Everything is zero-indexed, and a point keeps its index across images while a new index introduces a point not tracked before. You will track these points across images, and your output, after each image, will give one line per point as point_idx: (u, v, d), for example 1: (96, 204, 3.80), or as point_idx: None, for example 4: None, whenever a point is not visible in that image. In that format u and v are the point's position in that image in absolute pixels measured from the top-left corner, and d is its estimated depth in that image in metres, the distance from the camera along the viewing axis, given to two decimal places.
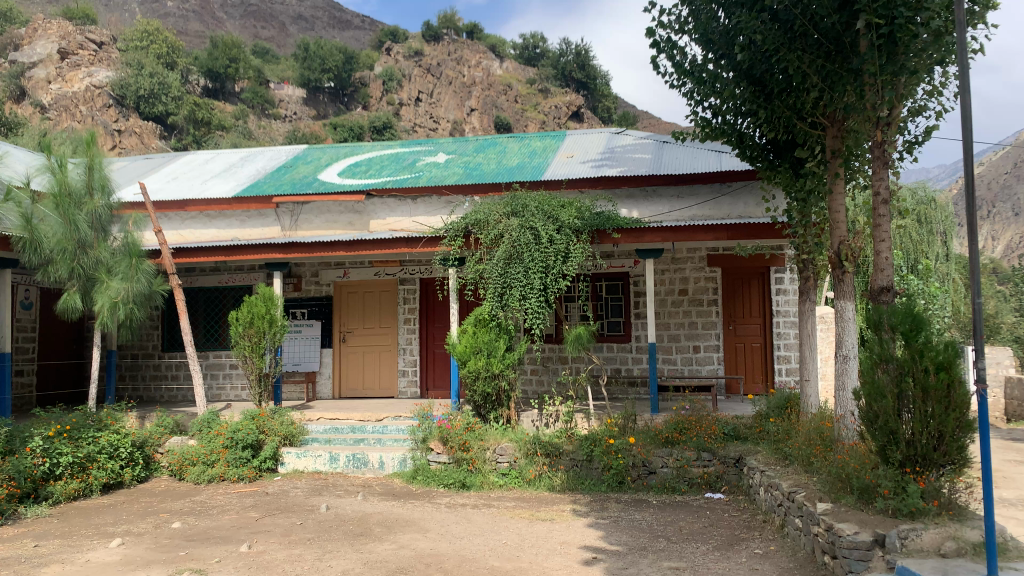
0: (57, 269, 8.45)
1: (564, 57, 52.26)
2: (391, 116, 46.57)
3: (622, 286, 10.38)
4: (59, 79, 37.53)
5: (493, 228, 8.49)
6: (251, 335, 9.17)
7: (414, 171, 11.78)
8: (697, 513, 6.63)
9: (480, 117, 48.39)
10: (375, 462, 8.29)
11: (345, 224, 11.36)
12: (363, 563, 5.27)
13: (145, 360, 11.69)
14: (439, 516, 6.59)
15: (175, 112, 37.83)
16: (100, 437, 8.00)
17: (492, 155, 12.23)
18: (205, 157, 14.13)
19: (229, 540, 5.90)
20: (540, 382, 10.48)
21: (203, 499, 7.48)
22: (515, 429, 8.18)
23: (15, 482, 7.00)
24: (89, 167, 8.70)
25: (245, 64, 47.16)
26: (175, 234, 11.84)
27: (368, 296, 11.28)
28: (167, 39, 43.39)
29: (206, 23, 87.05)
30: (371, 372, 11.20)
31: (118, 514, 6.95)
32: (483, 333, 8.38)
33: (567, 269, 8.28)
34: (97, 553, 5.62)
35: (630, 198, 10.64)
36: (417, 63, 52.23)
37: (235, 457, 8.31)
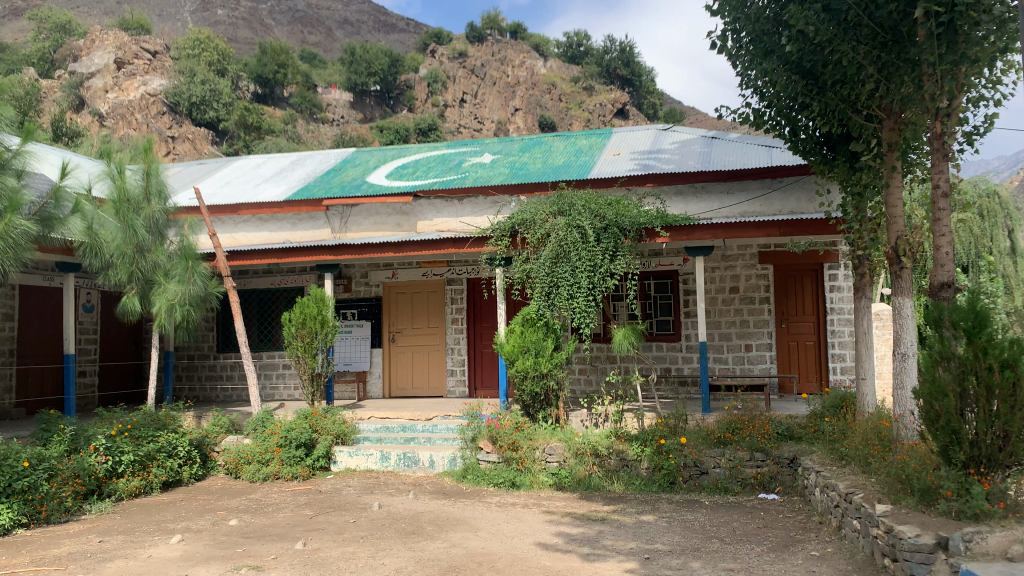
0: (118, 272, 8.74)
1: (609, 55, 52.01)
2: (436, 118, 46.88)
3: (671, 285, 10.27)
4: (116, 88, 38.64)
5: (540, 228, 8.47)
6: (303, 335, 9.31)
7: (461, 172, 11.85)
8: (751, 514, 6.53)
9: (524, 117, 48.43)
10: (425, 462, 8.36)
11: (393, 225, 11.47)
12: (416, 561, 5.31)
13: (201, 360, 11.97)
14: (490, 515, 6.60)
15: (226, 119, 38.68)
16: (160, 436, 8.20)
17: (538, 154, 12.22)
18: (256, 161, 14.39)
19: (284, 537, 6.00)
20: (588, 381, 10.45)
21: (259, 497, 7.63)
22: (564, 429, 8.14)
23: (80, 479, 7.23)
24: (146, 173, 8.90)
25: (293, 70, 47.96)
26: (229, 238, 12.09)
27: (416, 297, 11.37)
28: (218, 46, 44.38)
29: (256, 29, 88.95)
30: (420, 372, 11.30)
31: (178, 511, 7.13)
32: (531, 333, 8.30)
33: (614, 267, 8.25)
34: (159, 549, 5.77)
35: (678, 195, 10.53)
36: (461, 64, 52.53)
37: (289, 456, 8.44)
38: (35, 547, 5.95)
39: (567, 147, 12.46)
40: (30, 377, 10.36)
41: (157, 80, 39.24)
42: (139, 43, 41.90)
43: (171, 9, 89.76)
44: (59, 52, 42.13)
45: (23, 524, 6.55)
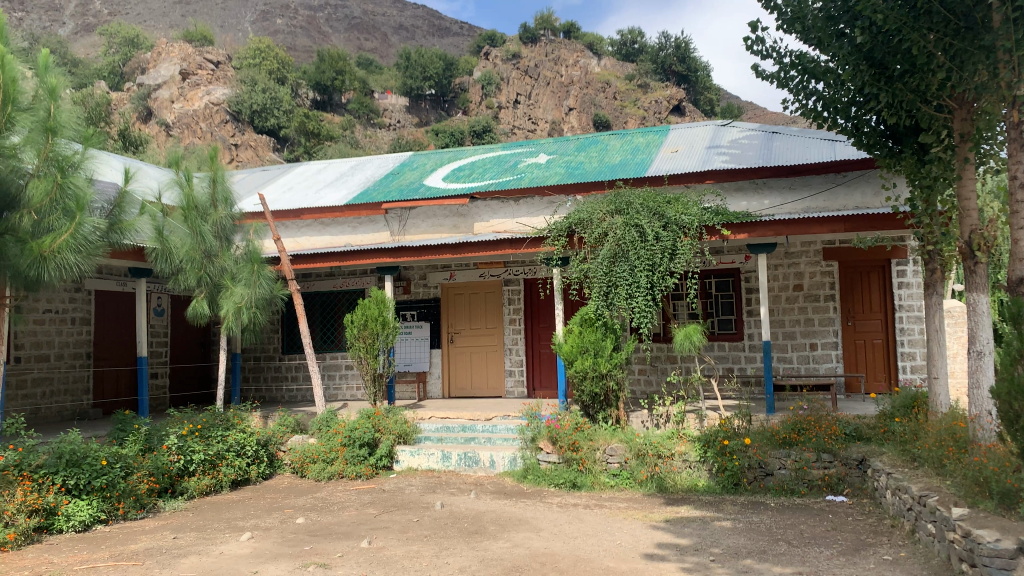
0: (187, 277, 8.99)
1: (664, 51, 51.43)
2: (490, 119, 47.07)
3: (732, 283, 10.12)
4: (181, 98, 39.84)
5: (597, 227, 8.39)
6: (366, 336, 9.45)
7: (517, 172, 11.88)
8: (819, 517, 6.38)
9: (578, 117, 48.27)
10: (486, 462, 8.41)
11: (450, 227, 11.59)
12: (480, 560, 5.34)
13: (267, 361, 12.26)
14: (552, 516, 6.61)
15: (287, 126, 39.48)
16: (228, 436, 8.45)
17: (594, 153, 12.16)
18: (317, 166, 14.70)
19: (350, 535, 6.10)
20: (648, 382, 10.36)
21: (325, 495, 7.78)
22: (625, 429, 8.07)
23: (155, 477, 7.48)
24: (213, 180, 9.21)
25: (350, 75, 48.65)
26: (292, 242, 12.35)
27: (474, 297, 11.44)
28: (277, 55, 45.38)
29: (314, 37, 90.74)
30: (479, 372, 11.37)
31: (247, 509, 7.31)
32: (590, 333, 8.24)
33: (674, 266, 8.11)
34: (230, 546, 5.93)
35: (739, 192, 10.38)
36: (515, 65, 52.66)
37: (353, 455, 8.58)
38: (114, 542, 6.17)
39: (623, 145, 12.38)
40: (106, 378, 10.76)
41: (220, 89, 40.29)
42: (203, 54, 43.08)
43: (232, 20, 91.96)
44: (128, 65, 43.65)
45: (103, 520, 6.81)
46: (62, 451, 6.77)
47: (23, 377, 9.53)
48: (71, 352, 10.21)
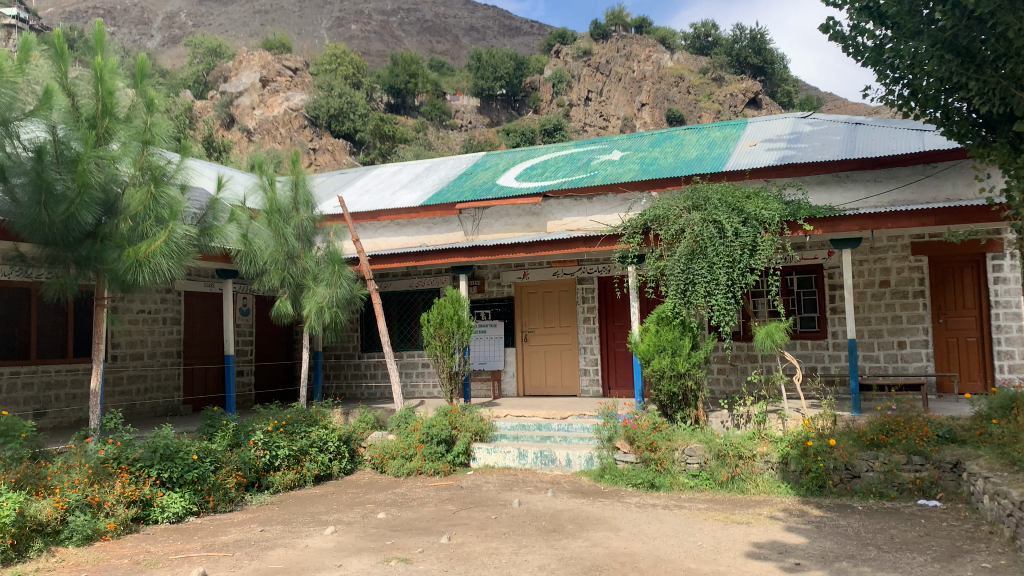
0: (271, 278, 9.28)
1: (739, 44, 50.35)
2: (562, 117, 47.02)
3: (815, 279, 9.84)
4: (262, 104, 41.22)
5: (674, 224, 8.24)
6: (441, 335, 9.57)
7: (591, 170, 11.83)
8: (910, 521, 6.13)
9: (651, 112, 47.71)
10: (562, 460, 8.41)
11: (523, 226, 11.60)
12: (559, 559, 5.34)
13: (347, 359, 12.54)
14: (631, 516, 6.55)
15: (363, 129, 40.21)
16: (312, 432, 8.72)
17: (670, 149, 11.96)
18: (393, 168, 14.96)
19: (430, 531, 6.18)
20: (728, 381, 10.17)
21: (404, 491, 7.91)
22: (704, 430, 7.92)
23: (242, 472, 7.74)
24: (295, 183, 9.50)
25: (423, 78, 49.31)
26: (370, 243, 12.62)
27: (548, 296, 11.42)
28: (352, 60, 46.43)
29: (386, 41, 92.41)
30: (554, 371, 11.35)
31: (330, 504, 7.48)
32: (666, 331, 8.11)
33: (755, 263, 7.88)
34: (315, 539, 6.08)
35: (821, 185, 10.10)
36: (586, 63, 52.41)
37: (431, 452, 8.67)
38: (206, 534, 6.41)
39: (699, 140, 12.13)
40: (195, 375, 11.21)
41: (298, 95, 41.46)
42: (281, 61, 44.39)
43: (308, 27, 94.16)
44: (212, 74, 45.50)
45: (194, 512, 7.09)
46: (157, 445, 7.10)
47: (120, 374, 9.99)
48: (163, 351, 10.65)
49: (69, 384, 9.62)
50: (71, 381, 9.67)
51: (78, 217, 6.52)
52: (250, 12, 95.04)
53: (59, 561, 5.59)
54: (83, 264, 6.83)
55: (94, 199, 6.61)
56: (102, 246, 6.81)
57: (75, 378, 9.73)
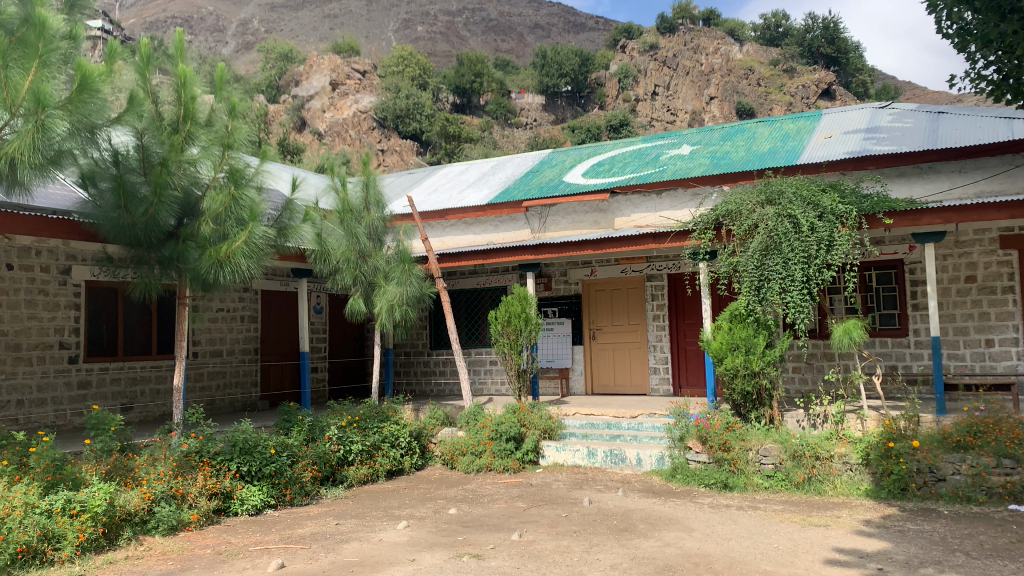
0: (344, 277, 9.48)
1: (810, 33, 49.03)
2: (628, 113, 46.64)
3: (895, 275, 9.51)
4: (332, 107, 42.14)
5: (747, 219, 8.06)
6: (509, 333, 9.61)
7: (660, 165, 11.68)
8: (1001, 527, 5.86)
9: (720, 105, 47.56)
10: (633, 459, 8.32)
11: (591, 223, 11.55)
12: (631, 558, 5.29)
13: (417, 356, 12.72)
14: (703, 516, 6.45)
15: (429, 130, 40.64)
16: (383, 427, 8.86)
17: (741, 142, 11.71)
18: (460, 167, 15.07)
19: (501, 527, 6.21)
20: (804, 380, 9.93)
21: (474, 488, 7.96)
22: (779, 429, 7.74)
23: (318, 466, 7.92)
24: (366, 184, 9.68)
25: (489, 77, 49.48)
26: (438, 242, 12.77)
27: (617, 293, 11.34)
28: (419, 61, 47.00)
29: (452, 40, 93.32)
30: (623, 369, 11.26)
31: (402, 499, 7.60)
32: (740, 329, 7.93)
33: (832, 259, 7.60)
34: (388, 534, 6.17)
35: (901, 177, 9.76)
36: (652, 57, 51.85)
37: (500, 449, 8.74)
38: (283, 527, 6.57)
39: (772, 133, 11.83)
40: (272, 372, 11.53)
41: (367, 98, 42.23)
42: (350, 64, 45.23)
43: (376, 29, 95.45)
44: (284, 78, 46.69)
45: (272, 505, 7.30)
46: (236, 440, 7.27)
47: (201, 371, 10.34)
48: (241, 348, 10.97)
49: (153, 379, 9.99)
50: (155, 377, 10.05)
51: (158, 218, 6.77)
52: (320, 17, 97.17)
53: (147, 549, 5.83)
54: (165, 264, 7.09)
55: (174, 201, 6.85)
56: (184, 246, 7.04)
57: (159, 374, 10.11)
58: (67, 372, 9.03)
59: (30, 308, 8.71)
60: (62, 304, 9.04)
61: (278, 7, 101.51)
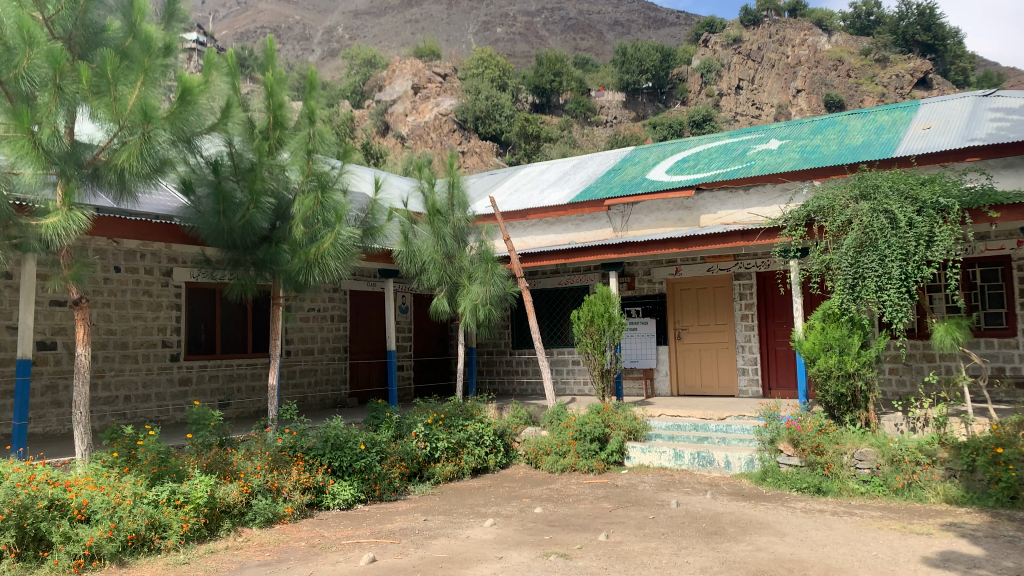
0: (429, 277, 9.63)
1: (905, 20, 47.07)
2: (710, 107, 45.77)
3: (1002, 272, 9.03)
4: (414, 110, 42.89)
5: (840, 214, 7.75)
6: (592, 332, 9.55)
7: (746, 160, 11.42)
8: None
9: (807, 99, 46.16)
10: (721, 462, 8.17)
11: (675, 221, 11.40)
12: (721, 562, 5.19)
13: (500, 356, 12.80)
14: (795, 521, 6.26)
15: (508, 130, 40.79)
16: (468, 425, 8.95)
17: (832, 135, 11.33)
18: (541, 166, 15.08)
19: (587, 528, 6.18)
20: (901, 382, 9.53)
21: (559, 487, 7.95)
22: (876, 433, 7.46)
23: (405, 462, 8.07)
24: (450, 185, 9.83)
25: (569, 76, 49.27)
26: (520, 241, 12.84)
27: (702, 292, 11.14)
28: (498, 62, 47.34)
29: (531, 40, 93.61)
30: (709, 370, 11.05)
31: (488, 496, 7.66)
32: (834, 329, 7.73)
33: (932, 255, 7.17)
34: (475, 531, 6.23)
35: (1008, 168, 9.25)
36: (736, 50, 50.74)
37: (585, 449, 8.70)
38: (373, 521, 6.72)
39: (865, 125, 11.40)
40: (360, 370, 11.81)
41: (447, 100, 42.83)
42: (432, 67, 45.91)
43: (456, 32, 96.57)
44: (368, 83, 47.79)
45: (362, 500, 7.48)
46: (328, 435, 7.49)
47: (293, 368, 10.67)
48: (331, 346, 11.28)
49: (249, 377, 10.37)
50: (251, 374, 10.43)
51: (254, 223, 7.01)
52: (402, 22, 99.00)
53: (246, 540, 6.06)
54: (260, 265, 7.35)
55: (267, 206, 7.09)
56: (277, 249, 7.28)
57: (255, 371, 10.48)
58: (170, 369, 9.47)
59: (136, 308, 9.18)
60: (165, 304, 9.48)
61: (362, 14, 103.98)
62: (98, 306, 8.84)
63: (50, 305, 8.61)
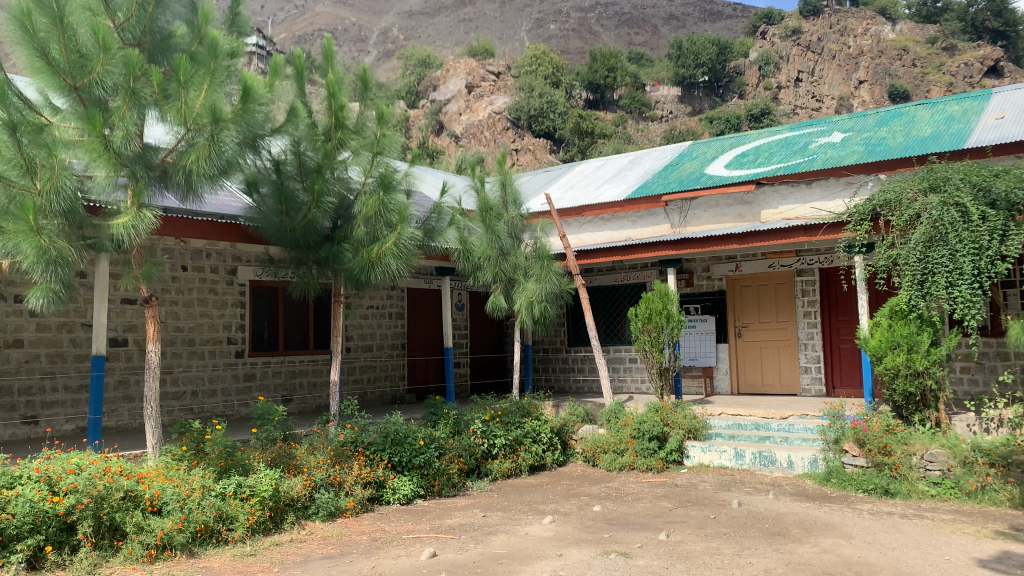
0: (485, 274, 9.69)
1: (975, 7, 45.86)
2: (769, 100, 44.94)
3: None
4: (468, 109, 43.17)
5: (908, 208, 7.50)
6: (651, 330, 9.45)
7: (809, 154, 11.16)
8: None
9: (869, 90, 45.15)
10: (783, 461, 8.01)
11: (735, 216, 11.21)
12: (787, 563, 5.09)
13: (555, 353, 12.80)
14: (862, 523, 6.10)
15: (562, 127, 40.65)
16: (525, 422, 8.95)
17: (898, 127, 11.01)
18: (597, 163, 15.00)
19: (647, 527, 6.13)
20: (973, 382, 9.20)
21: (618, 486, 7.92)
22: (947, 434, 7.21)
23: (464, 458, 8.13)
24: (503, 183, 9.86)
25: (623, 71, 48.85)
26: (576, 238, 12.81)
27: (763, 289, 10.95)
28: (552, 59, 47.26)
29: (585, 37, 93.34)
30: (770, 368, 10.86)
31: (546, 494, 7.66)
32: (901, 326, 7.56)
33: (1007, 250, 6.86)
34: (534, 528, 6.23)
35: None
36: (795, 42, 49.77)
37: (643, 448, 8.63)
38: (433, 517, 6.79)
39: (935, 115, 11.01)
40: (418, 367, 11.93)
41: (501, 99, 42.98)
42: (485, 65, 46.09)
43: (509, 30, 96.90)
44: (422, 83, 48.22)
45: (422, 495, 7.55)
46: (388, 431, 7.59)
47: (353, 365, 10.83)
48: (389, 343, 11.43)
49: (310, 373, 10.57)
50: (312, 370, 10.62)
51: (316, 222, 7.15)
52: (455, 22, 99.76)
53: (309, 534, 6.18)
54: (322, 264, 7.51)
55: (329, 205, 7.21)
56: (338, 248, 7.43)
57: (316, 367, 10.68)
58: (235, 365, 9.72)
59: (202, 306, 9.44)
60: (230, 302, 9.73)
61: (416, 15, 105.09)
62: (166, 304, 9.11)
63: (121, 303, 8.91)
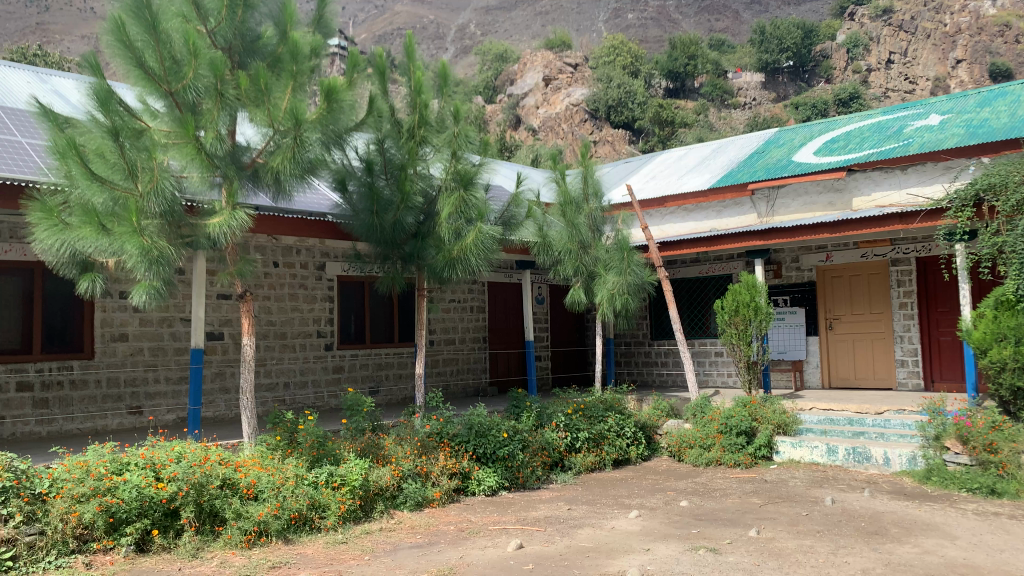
0: (566, 267, 9.67)
1: None
2: (859, 84, 43.30)
3: None
4: (546, 103, 43.24)
5: (1015, 192, 7.13)
6: (737, 322, 9.25)
7: (903, 138, 10.70)
8: None
9: (969, 69, 44.06)
10: (879, 458, 7.72)
11: (825, 204, 10.87)
12: (886, 564, 4.90)
13: (637, 347, 12.67)
14: (967, 523, 5.82)
15: (641, 117, 39.99)
16: (609, 416, 8.91)
17: (1002, 107, 10.41)
18: (678, 152, 14.76)
19: (736, 523, 6.01)
20: None
21: (705, 481, 7.80)
22: None
23: (547, 451, 8.15)
24: (584, 175, 9.80)
25: (704, 58, 47.91)
26: (657, 230, 12.64)
27: (856, 279, 10.56)
28: (631, 49, 46.70)
29: (665, 24, 91.98)
30: (864, 361, 10.48)
31: (632, 488, 7.61)
32: (1008, 317, 7.13)
33: None
34: (621, 522, 6.20)
35: None
36: (887, 22, 47.84)
37: (731, 443, 8.46)
38: (518, 508, 6.83)
39: None
40: (499, 360, 12.03)
41: (579, 91, 42.84)
42: (563, 58, 46.01)
43: (587, 22, 96.45)
44: (500, 78, 48.47)
45: (507, 487, 7.61)
46: (472, 423, 7.68)
47: (436, 358, 10.98)
48: (472, 337, 11.55)
49: (396, 365, 10.79)
50: (398, 363, 10.84)
51: (402, 220, 7.29)
52: (532, 16, 99.85)
53: (398, 523, 6.31)
54: (407, 259, 7.63)
55: (415, 203, 7.36)
56: (423, 244, 7.55)
57: (401, 360, 10.89)
58: (324, 358, 10.00)
59: (293, 301, 9.74)
60: (319, 296, 10.01)
61: (493, 10, 105.64)
62: (260, 299, 9.43)
63: (217, 299, 9.30)
